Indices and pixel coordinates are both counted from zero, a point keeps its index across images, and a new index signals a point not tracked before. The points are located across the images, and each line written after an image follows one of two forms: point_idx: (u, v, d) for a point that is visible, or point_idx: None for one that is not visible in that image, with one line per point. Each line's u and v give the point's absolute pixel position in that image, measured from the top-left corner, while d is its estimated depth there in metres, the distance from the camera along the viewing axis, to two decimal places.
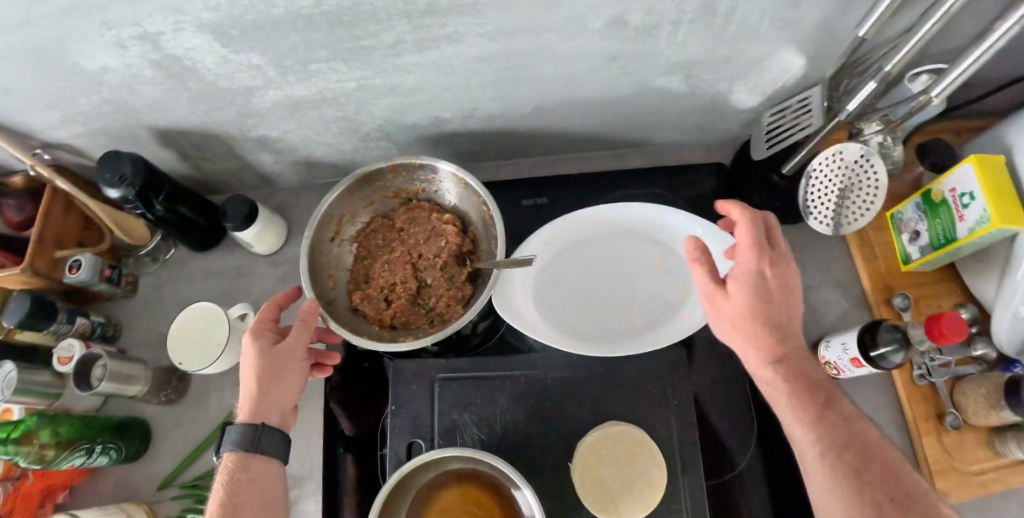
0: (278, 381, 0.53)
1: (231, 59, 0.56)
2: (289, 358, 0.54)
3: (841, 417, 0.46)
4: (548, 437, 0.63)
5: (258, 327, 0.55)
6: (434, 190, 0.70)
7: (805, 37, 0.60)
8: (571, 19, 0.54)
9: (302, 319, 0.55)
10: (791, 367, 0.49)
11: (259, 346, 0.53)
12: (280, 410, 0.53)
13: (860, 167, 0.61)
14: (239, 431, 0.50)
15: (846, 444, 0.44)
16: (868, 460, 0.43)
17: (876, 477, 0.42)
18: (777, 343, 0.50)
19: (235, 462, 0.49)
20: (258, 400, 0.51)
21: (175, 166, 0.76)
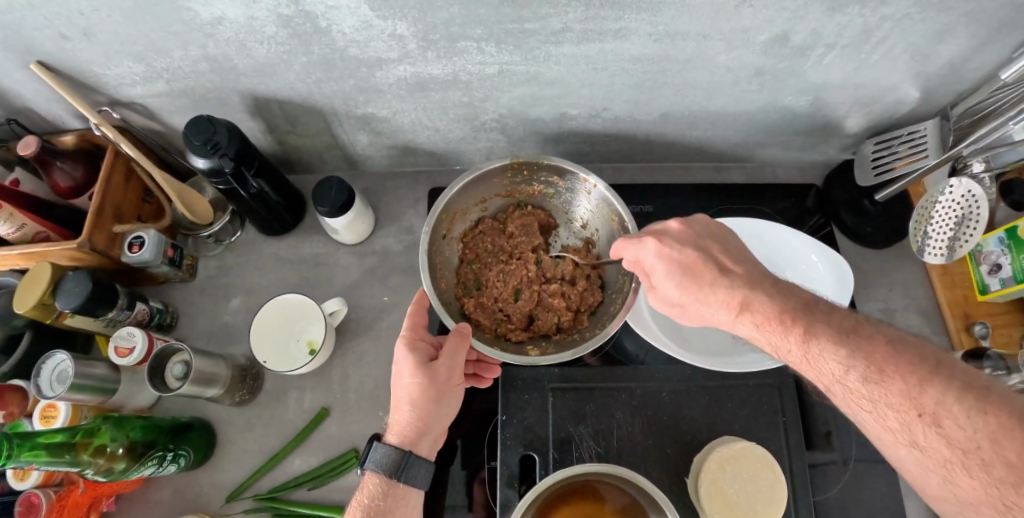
0: (432, 405, 0.49)
1: (375, 26, 0.51)
2: (446, 377, 0.50)
3: (853, 360, 0.40)
4: (665, 453, 0.61)
5: (413, 338, 0.52)
6: (550, 193, 0.65)
7: (935, 71, 0.62)
8: (741, 30, 0.53)
9: (459, 335, 0.52)
10: (780, 311, 0.45)
11: (417, 363, 0.50)
12: (429, 439, 0.49)
13: (966, 201, 0.64)
14: (386, 452, 0.46)
15: (860, 396, 0.39)
16: (888, 407, 0.38)
17: (896, 420, 0.37)
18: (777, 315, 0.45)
19: (378, 484, 0.45)
20: (412, 423, 0.48)
21: (256, 138, 0.68)
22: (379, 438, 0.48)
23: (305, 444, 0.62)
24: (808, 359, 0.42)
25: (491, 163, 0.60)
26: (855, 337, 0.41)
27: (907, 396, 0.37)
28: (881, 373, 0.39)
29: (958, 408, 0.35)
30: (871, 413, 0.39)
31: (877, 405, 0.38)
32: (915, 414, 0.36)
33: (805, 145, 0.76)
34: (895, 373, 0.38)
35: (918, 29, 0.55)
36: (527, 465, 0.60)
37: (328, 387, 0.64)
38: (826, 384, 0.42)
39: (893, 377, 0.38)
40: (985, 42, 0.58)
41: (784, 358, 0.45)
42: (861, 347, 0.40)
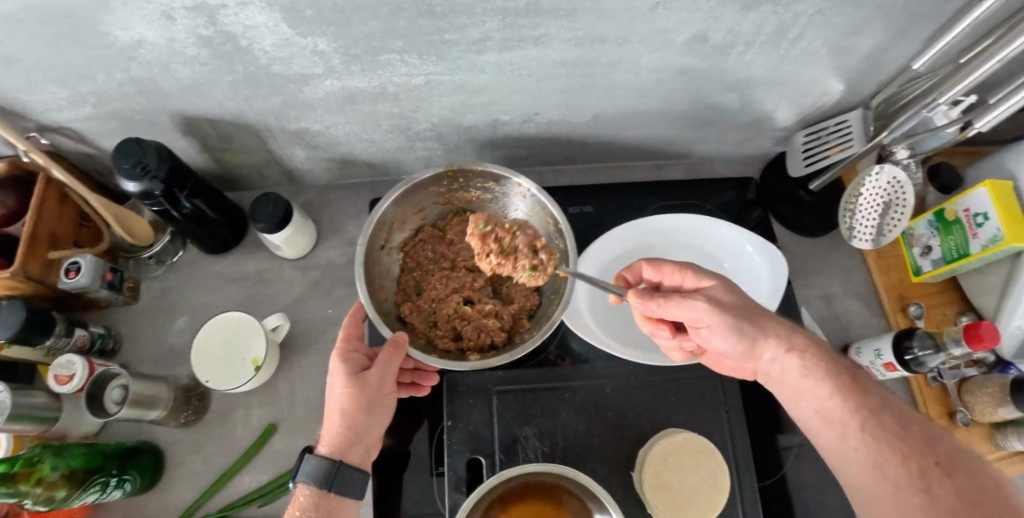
0: (364, 415, 0.50)
1: (296, 43, 0.51)
2: (376, 387, 0.51)
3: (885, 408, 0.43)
4: (611, 449, 0.62)
5: (346, 349, 0.52)
6: (489, 199, 0.66)
7: (854, 63, 0.65)
8: (658, 31, 0.54)
9: (392, 346, 0.52)
10: (827, 357, 0.48)
11: (348, 373, 0.50)
12: (361, 448, 0.50)
13: (891, 187, 0.66)
14: (316, 463, 0.47)
15: (888, 435, 0.41)
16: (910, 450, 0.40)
17: (917, 465, 0.39)
18: (833, 370, 0.47)
19: (308, 497, 0.46)
20: (343, 434, 0.49)
21: (191, 156, 0.68)
22: (311, 450, 0.49)
23: (254, 462, 0.62)
24: (838, 399, 0.44)
25: (424, 172, 0.61)
26: (882, 394, 0.45)
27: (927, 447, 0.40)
28: (905, 425, 0.42)
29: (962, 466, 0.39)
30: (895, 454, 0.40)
31: (903, 445, 0.40)
32: (933, 461, 0.39)
33: (739, 140, 0.78)
34: (914, 427, 0.42)
35: (830, 24, 0.58)
36: (474, 468, 0.60)
37: (276, 402, 0.64)
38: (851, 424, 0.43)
39: (919, 426, 0.42)
40: (898, 35, 0.61)
41: (818, 395, 0.46)
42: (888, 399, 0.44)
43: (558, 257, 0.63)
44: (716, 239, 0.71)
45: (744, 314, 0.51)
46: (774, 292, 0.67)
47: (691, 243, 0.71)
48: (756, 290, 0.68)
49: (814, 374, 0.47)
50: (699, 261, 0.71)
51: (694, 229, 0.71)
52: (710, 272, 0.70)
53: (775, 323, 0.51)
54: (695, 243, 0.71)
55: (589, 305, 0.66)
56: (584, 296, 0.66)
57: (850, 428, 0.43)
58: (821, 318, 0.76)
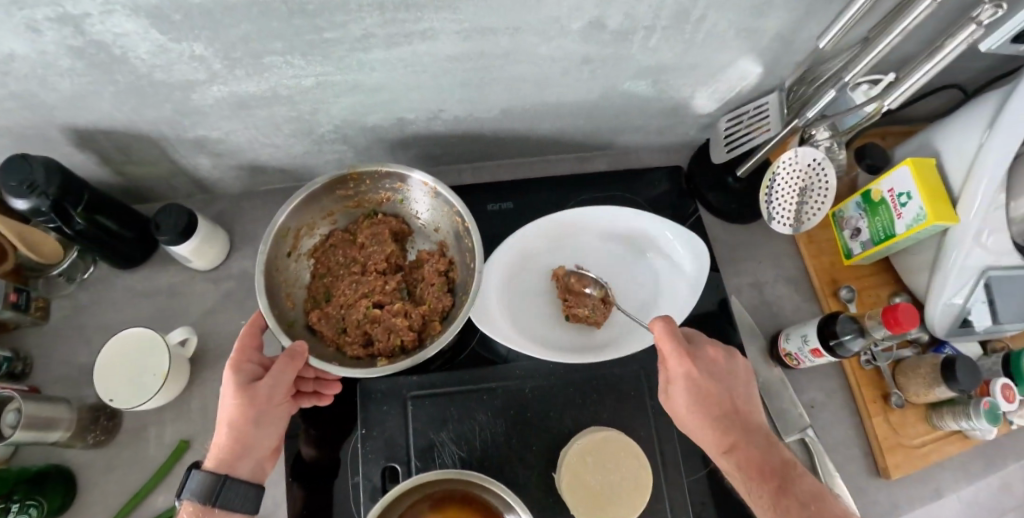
0: (254, 429, 0.48)
1: (171, 49, 0.49)
2: (267, 399, 0.49)
3: (738, 453, 0.51)
4: (532, 449, 0.61)
5: (239, 360, 0.50)
6: (400, 199, 0.65)
7: (767, 44, 0.63)
8: (549, 20, 0.53)
9: (288, 356, 0.50)
10: (694, 398, 0.53)
11: (238, 385, 0.48)
12: (250, 461, 0.48)
13: (813, 169, 0.64)
14: (203, 479, 0.44)
15: (742, 472, 0.51)
16: (754, 485, 0.49)
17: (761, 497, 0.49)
18: (716, 430, 0.53)
19: (191, 513, 0.43)
20: (231, 449, 0.47)
21: (93, 170, 0.66)
22: (198, 466, 0.46)
23: (168, 479, 0.61)
24: (724, 455, 0.52)
25: (325, 175, 0.59)
26: (741, 425, 0.53)
27: (787, 482, 0.48)
28: (751, 459, 0.51)
29: (819, 494, 0.47)
30: (768, 492, 0.48)
31: (768, 486, 0.49)
32: (773, 488, 0.48)
33: (663, 128, 0.77)
34: (752, 468, 0.50)
35: (732, 6, 0.56)
36: (390, 476, 0.59)
37: (189, 418, 0.63)
38: (734, 471, 0.51)
39: (754, 461, 0.50)
40: (806, 14, 0.59)
41: (708, 436, 0.53)
42: (745, 446, 0.51)
43: (470, 256, 0.62)
44: (637, 228, 0.69)
45: (677, 354, 0.54)
46: (696, 278, 0.66)
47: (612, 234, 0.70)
48: (680, 277, 0.67)
49: (705, 433, 0.53)
50: (622, 253, 0.69)
51: (615, 219, 0.69)
52: (634, 264, 0.69)
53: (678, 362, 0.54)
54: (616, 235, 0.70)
55: (506, 303, 0.65)
56: (501, 295, 0.65)
57: (735, 475, 0.51)
58: (753, 305, 0.75)
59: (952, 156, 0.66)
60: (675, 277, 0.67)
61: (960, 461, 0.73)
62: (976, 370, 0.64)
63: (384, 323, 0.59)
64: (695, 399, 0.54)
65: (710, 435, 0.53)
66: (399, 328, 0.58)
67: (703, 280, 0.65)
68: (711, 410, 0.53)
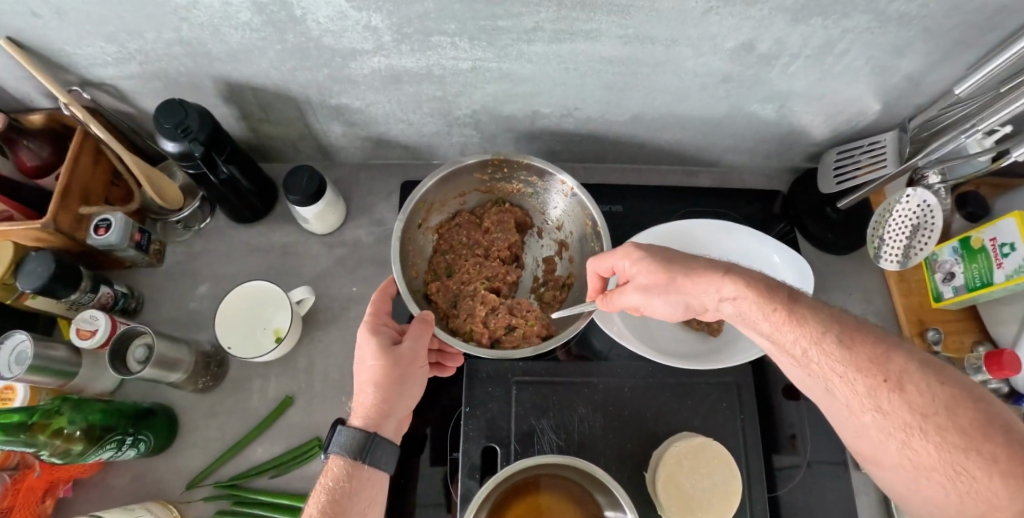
0: (398, 388, 0.50)
1: (350, 16, 0.51)
2: (409, 358, 0.51)
3: (817, 321, 0.43)
4: (625, 447, 0.62)
5: (376, 323, 0.52)
6: (529, 192, 0.67)
7: (895, 84, 0.65)
8: (707, 36, 0.55)
9: (422, 320, 0.53)
10: (758, 281, 0.47)
11: (382, 345, 0.51)
12: (394, 421, 0.49)
13: (922, 211, 0.66)
14: (352, 434, 0.46)
15: (835, 361, 0.41)
16: (859, 373, 0.40)
17: (863, 387, 0.40)
18: (800, 322, 0.43)
19: (341, 467, 0.45)
20: (378, 407, 0.48)
21: (227, 124, 0.68)
22: (342, 424, 0.48)
23: (269, 432, 0.62)
24: (795, 326, 0.43)
25: (470, 158, 0.61)
26: (827, 309, 0.44)
27: (885, 345, 0.41)
28: (859, 326, 0.42)
29: (936, 369, 0.39)
30: (862, 355, 0.40)
31: (890, 387, 0.39)
32: (881, 380, 0.39)
33: (771, 152, 0.78)
34: (842, 333, 0.42)
35: (880, 42, 0.58)
36: (489, 456, 0.60)
37: (292, 375, 0.64)
38: (823, 366, 0.42)
39: (863, 345, 0.41)
40: (944, 59, 0.61)
41: (759, 320, 0.46)
42: (838, 334, 0.42)
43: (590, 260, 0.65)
44: (748, 245, 0.72)
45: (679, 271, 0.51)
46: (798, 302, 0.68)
47: (719, 248, 0.72)
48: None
49: (783, 327, 0.44)
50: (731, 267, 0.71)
51: (731, 235, 0.72)
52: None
53: (699, 277, 0.50)
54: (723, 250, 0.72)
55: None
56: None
57: (822, 370, 0.42)
58: None
59: None
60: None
61: None
62: None
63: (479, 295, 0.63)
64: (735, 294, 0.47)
65: (789, 328, 0.43)
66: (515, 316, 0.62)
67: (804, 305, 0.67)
68: (759, 301, 0.45)
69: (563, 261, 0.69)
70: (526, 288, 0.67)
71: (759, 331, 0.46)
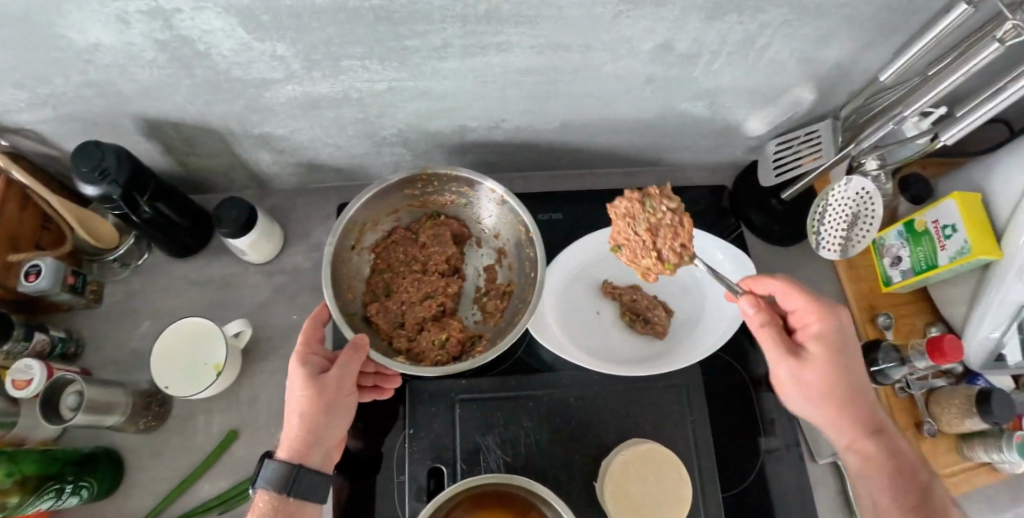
0: (326, 419, 0.49)
1: (254, 47, 0.51)
2: (337, 388, 0.50)
3: (857, 412, 0.53)
4: (574, 459, 0.62)
5: (304, 353, 0.51)
6: (462, 203, 0.67)
7: (823, 73, 0.64)
8: (621, 39, 0.54)
9: (353, 347, 0.51)
10: (841, 368, 0.53)
11: (308, 376, 0.49)
12: (322, 451, 0.49)
13: (861, 198, 0.66)
14: (276, 468, 0.46)
15: (860, 440, 0.53)
16: (880, 454, 0.52)
17: (870, 457, 0.53)
18: (853, 405, 0.53)
19: (267, 502, 0.45)
20: (303, 438, 0.48)
21: (154, 160, 0.67)
22: (269, 456, 0.48)
23: (217, 466, 0.62)
24: (839, 415, 0.53)
25: (398, 174, 0.61)
26: (865, 398, 0.53)
27: (875, 437, 0.53)
28: (874, 417, 0.54)
29: (931, 475, 0.53)
30: (867, 444, 0.53)
31: (904, 475, 0.52)
32: (890, 463, 0.52)
33: (711, 149, 0.78)
34: (859, 428, 0.53)
35: (800, 34, 0.57)
36: (436, 478, 0.59)
37: (236, 408, 0.64)
38: (860, 441, 0.53)
39: (873, 435, 0.53)
40: (869, 46, 0.60)
41: (805, 395, 0.55)
42: (876, 420, 0.53)
43: (527, 265, 0.64)
44: (690, 242, 0.71)
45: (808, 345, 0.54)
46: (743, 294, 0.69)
47: None
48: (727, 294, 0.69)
49: (835, 405, 0.53)
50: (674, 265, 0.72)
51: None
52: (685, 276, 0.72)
53: (817, 358, 0.54)
54: None
55: (557, 311, 0.68)
56: (552, 304, 0.67)
57: (860, 446, 0.53)
58: None
59: (997, 195, 0.68)
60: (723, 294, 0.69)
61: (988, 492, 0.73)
62: (1011, 405, 0.65)
63: (635, 244, 0.57)
64: (853, 368, 0.54)
65: (850, 408, 0.53)
66: (450, 329, 0.61)
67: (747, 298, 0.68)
68: (852, 384, 0.53)
69: (503, 269, 0.68)
70: (469, 299, 0.67)
71: (813, 400, 0.54)
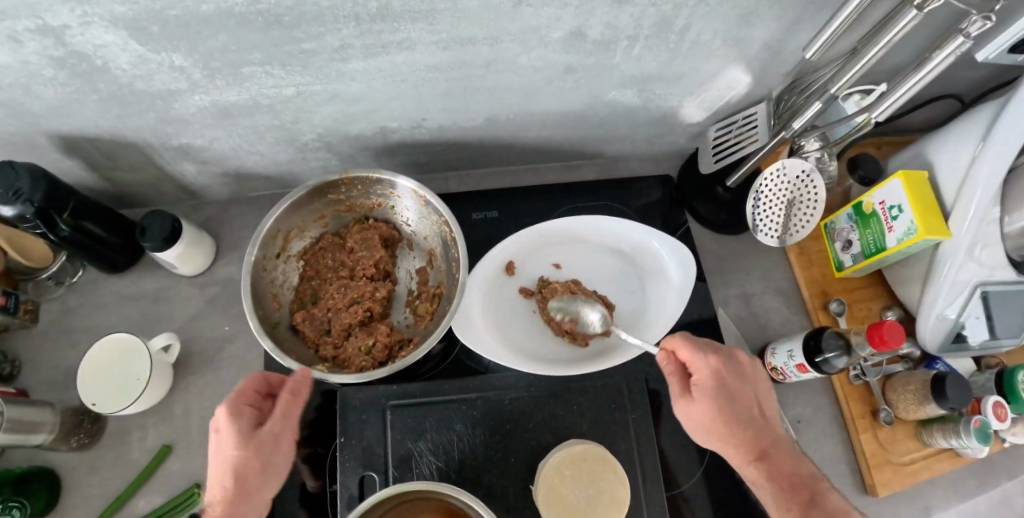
0: (265, 477, 0.50)
1: (150, 59, 0.49)
2: (270, 444, 0.50)
3: (768, 449, 0.53)
4: (509, 461, 0.61)
5: (238, 403, 0.51)
6: (390, 206, 0.66)
7: (755, 54, 0.61)
8: (529, 30, 0.51)
9: (285, 402, 0.51)
10: (753, 399, 0.55)
11: (245, 433, 0.50)
12: (254, 510, 0.50)
13: (801, 182, 0.64)
14: None
15: (786, 480, 0.51)
16: (800, 494, 0.50)
17: (801, 505, 0.50)
18: (747, 438, 0.53)
19: None
20: (236, 498, 0.48)
21: (80, 177, 0.66)
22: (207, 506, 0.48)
23: (149, 484, 0.61)
24: (755, 457, 0.52)
25: (318, 179, 0.60)
26: (775, 439, 0.54)
27: (807, 483, 0.51)
28: (789, 460, 0.53)
29: (841, 501, 0.50)
30: (792, 491, 0.50)
31: (826, 514, 0.49)
32: (807, 500, 0.50)
33: (648, 138, 0.77)
34: (780, 471, 0.52)
35: (716, 15, 0.53)
36: (367, 487, 0.58)
37: (171, 422, 0.63)
38: (760, 479, 0.52)
39: (799, 475, 0.51)
40: (800, 24, 0.57)
41: (731, 432, 0.53)
42: (775, 453, 0.53)
43: (454, 266, 0.63)
44: (627, 235, 0.71)
45: (728, 375, 0.55)
46: (682, 284, 0.68)
47: (598, 241, 0.72)
48: (666, 285, 0.69)
49: (730, 442, 0.53)
50: (610, 259, 0.72)
51: (607, 228, 0.71)
52: (623, 270, 0.72)
53: (733, 385, 0.55)
54: (603, 240, 0.72)
55: (486, 310, 0.67)
56: (480, 306, 0.67)
57: (762, 485, 0.52)
58: (739, 317, 0.74)
59: (943, 171, 0.65)
60: (664, 285, 0.69)
61: (951, 478, 0.71)
62: (966, 389, 0.63)
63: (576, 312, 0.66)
64: (741, 406, 0.54)
65: (741, 444, 0.53)
66: (376, 334, 0.60)
67: (689, 289, 0.67)
68: (743, 419, 0.54)
69: (435, 270, 0.67)
70: (401, 303, 0.66)
71: (711, 438, 0.54)
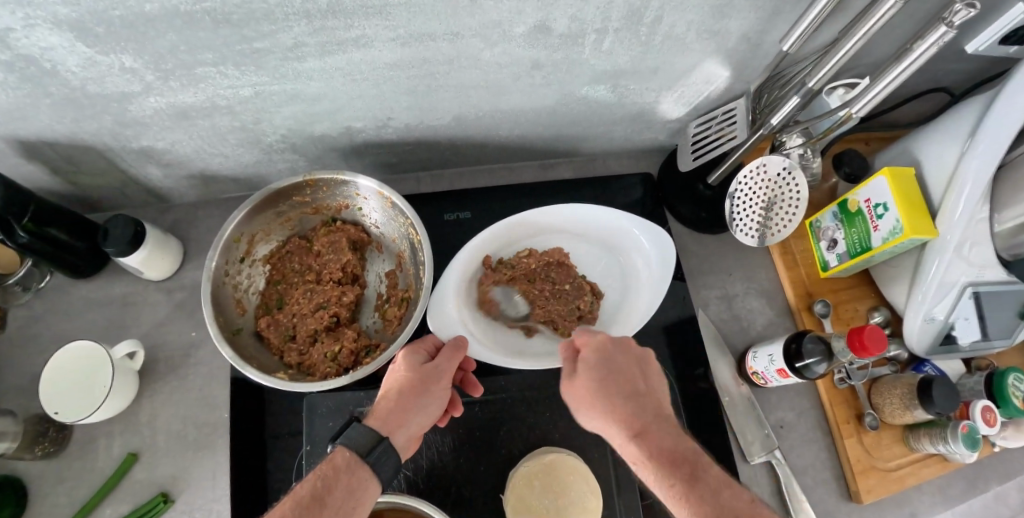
0: (421, 401, 0.51)
1: (100, 61, 0.47)
2: (439, 376, 0.53)
3: (636, 428, 0.47)
4: (479, 470, 0.59)
5: (420, 342, 0.56)
6: (357, 207, 0.65)
7: (732, 48, 0.59)
8: (490, 25, 0.49)
9: (455, 346, 0.55)
10: (630, 379, 0.51)
11: (412, 363, 0.53)
12: (403, 436, 0.49)
13: (782, 179, 0.62)
14: (363, 429, 0.47)
15: (665, 457, 0.44)
16: (675, 474, 0.43)
17: (682, 483, 0.42)
18: (627, 411, 0.48)
19: (343, 457, 0.45)
20: (394, 411, 0.49)
21: (42, 181, 0.65)
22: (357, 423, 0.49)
23: (113, 494, 0.60)
24: (633, 436, 0.46)
25: (282, 180, 0.59)
26: (664, 420, 0.48)
27: (695, 465, 0.44)
28: (679, 442, 0.46)
29: (728, 480, 0.43)
30: (676, 475, 0.43)
31: (701, 495, 0.41)
32: (683, 479, 0.42)
33: (625, 135, 0.75)
34: (657, 451, 0.45)
35: (690, 5, 0.50)
36: None
37: (137, 430, 0.63)
38: (640, 458, 0.45)
39: (687, 455, 0.44)
40: (780, 16, 0.55)
41: (609, 410, 0.48)
42: (653, 430, 0.46)
43: (419, 270, 0.62)
44: (603, 223, 0.68)
45: (612, 354, 0.53)
46: (662, 275, 0.65)
47: (577, 230, 0.69)
48: (648, 273, 0.67)
49: (610, 413, 0.48)
50: (589, 247, 0.69)
51: (585, 215, 0.68)
52: (603, 259, 0.69)
53: (599, 362, 0.52)
54: (582, 229, 0.69)
55: (462, 302, 0.64)
56: (456, 295, 0.64)
57: (643, 465, 0.45)
58: (718, 319, 0.73)
59: (932, 168, 0.63)
60: (645, 275, 0.67)
61: (939, 484, 0.69)
62: (954, 393, 0.61)
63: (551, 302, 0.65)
64: (620, 378, 0.51)
65: (620, 416, 0.47)
66: (342, 338, 0.59)
67: (668, 280, 0.65)
68: (620, 394, 0.49)
69: (404, 273, 0.66)
70: (370, 307, 0.65)
71: (595, 414, 0.49)
